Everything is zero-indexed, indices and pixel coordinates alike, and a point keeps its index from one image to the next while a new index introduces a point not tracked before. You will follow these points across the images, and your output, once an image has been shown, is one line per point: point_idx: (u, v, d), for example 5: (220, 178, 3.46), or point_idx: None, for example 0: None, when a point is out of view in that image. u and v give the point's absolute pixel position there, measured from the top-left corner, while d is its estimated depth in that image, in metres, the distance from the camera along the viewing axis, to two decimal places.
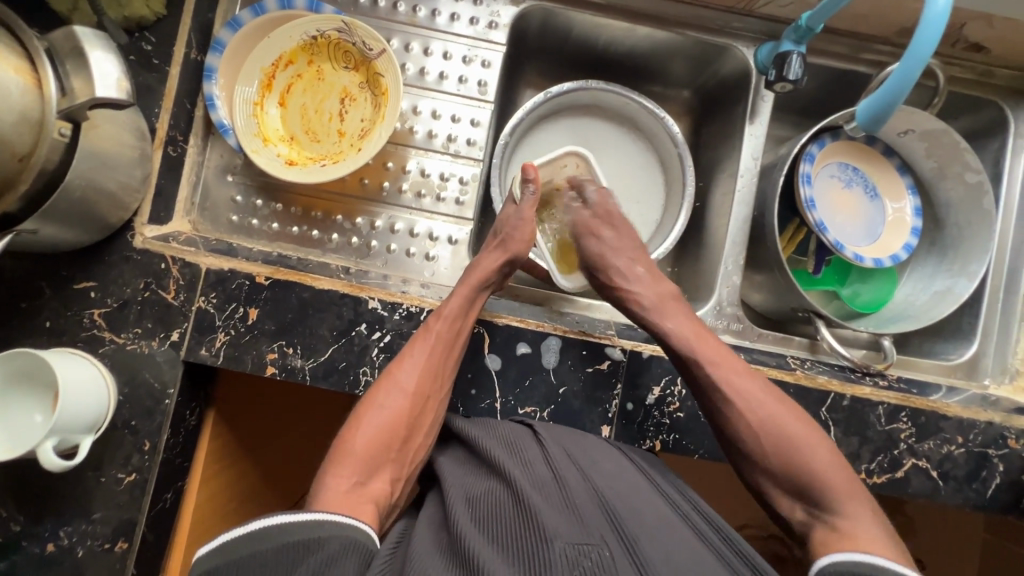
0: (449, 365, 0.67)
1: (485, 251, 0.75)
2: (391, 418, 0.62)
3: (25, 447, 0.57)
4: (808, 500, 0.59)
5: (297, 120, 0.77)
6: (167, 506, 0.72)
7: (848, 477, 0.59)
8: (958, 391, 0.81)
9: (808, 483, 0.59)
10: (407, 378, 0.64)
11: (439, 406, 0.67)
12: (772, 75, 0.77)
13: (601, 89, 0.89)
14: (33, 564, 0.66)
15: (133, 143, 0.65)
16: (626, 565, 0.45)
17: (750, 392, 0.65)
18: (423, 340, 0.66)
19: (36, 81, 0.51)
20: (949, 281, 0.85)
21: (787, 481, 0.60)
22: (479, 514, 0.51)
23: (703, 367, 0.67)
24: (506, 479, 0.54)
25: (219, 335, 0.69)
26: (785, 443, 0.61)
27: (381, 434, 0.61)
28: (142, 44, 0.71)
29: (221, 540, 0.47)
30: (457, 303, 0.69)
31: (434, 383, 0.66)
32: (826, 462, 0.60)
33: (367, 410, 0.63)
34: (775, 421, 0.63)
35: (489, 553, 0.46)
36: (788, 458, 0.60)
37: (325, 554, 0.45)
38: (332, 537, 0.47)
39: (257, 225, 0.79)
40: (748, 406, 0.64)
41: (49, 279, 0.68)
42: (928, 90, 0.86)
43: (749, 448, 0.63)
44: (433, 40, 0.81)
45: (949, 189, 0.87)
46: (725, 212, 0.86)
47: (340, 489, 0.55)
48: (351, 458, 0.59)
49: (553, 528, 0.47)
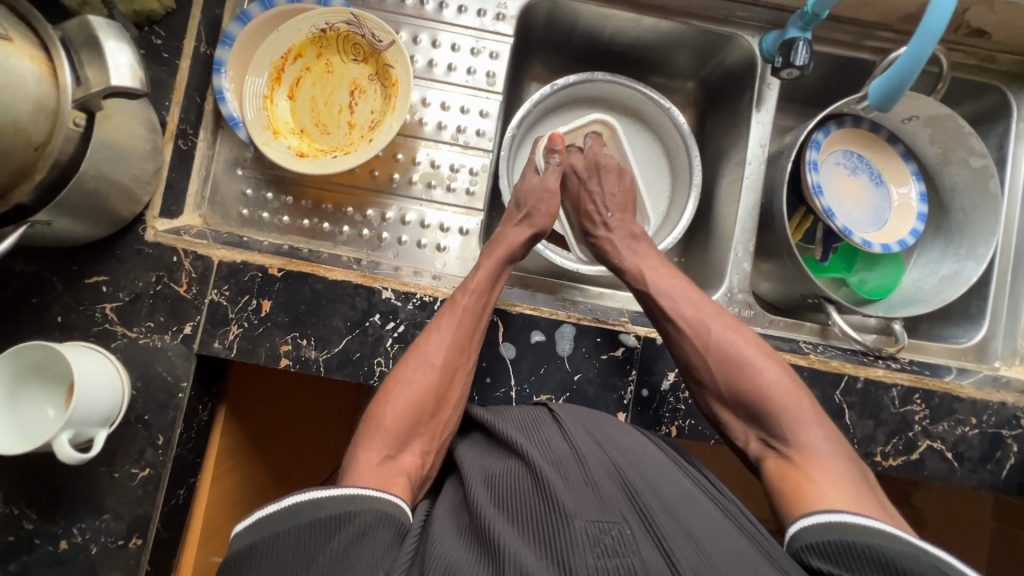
0: (476, 338, 0.68)
1: (508, 226, 0.76)
2: (421, 392, 0.62)
3: (39, 441, 0.56)
4: (762, 426, 0.61)
5: (306, 112, 0.78)
6: (180, 502, 0.72)
7: (803, 401, 0.60)
8: (969, 373, 0.81)
9: (760, 404, 0.61)
10: (434, 352, 0.64)
11: (465, 378, 0.67)
12: (778, 62, 0.77)
13: (607, 81, 0.90)
14: (46, 562, 0.65)
15: (144, 136, 0.65)
16: (648, 541, 0.45)
17: (701, 318, 0.68)
18: (449, 314, 0.67)
19: (51, 70, 0.51)
20: (957, 264, 0.86)
21: (742, 407, 0.63)
22: (498, 493, 0.51)
23: (655, 296, 0.71)
24: (524, 457, 0.53)
25: (232, 327, 0.69)
26: (738, 367, 0.64)
27: (410, 406, 0.61)
28: (152, 38, 0.71)
29: (255, 515, 0.46)
30: (481, 278, 0.70)
31: (460, 355, 0.66)
32: (784, 387, 0.61)
33: (395, 385, 0.63)
34: (723, 344, 0.65)
35: (509, 531, 0.46)
36: (740, 381, 0.63)
37: (358, 528, 0.45)
38: (363, 510, 0.46)
39: (268, 219, 0.79)
40: (699, 332, 0.67)
41: (60, 274, 0.68)
42: (932, 76, 0.86)
43: (700, 373, 0.66)
44: (441, 32, 0.81)
45: (954, 174, 0.88)
46: (734, 199, 0.87)
47: (373, 462, 0.55)
48: (382, 433, 0.58)
49: (573, 505, 0.47)
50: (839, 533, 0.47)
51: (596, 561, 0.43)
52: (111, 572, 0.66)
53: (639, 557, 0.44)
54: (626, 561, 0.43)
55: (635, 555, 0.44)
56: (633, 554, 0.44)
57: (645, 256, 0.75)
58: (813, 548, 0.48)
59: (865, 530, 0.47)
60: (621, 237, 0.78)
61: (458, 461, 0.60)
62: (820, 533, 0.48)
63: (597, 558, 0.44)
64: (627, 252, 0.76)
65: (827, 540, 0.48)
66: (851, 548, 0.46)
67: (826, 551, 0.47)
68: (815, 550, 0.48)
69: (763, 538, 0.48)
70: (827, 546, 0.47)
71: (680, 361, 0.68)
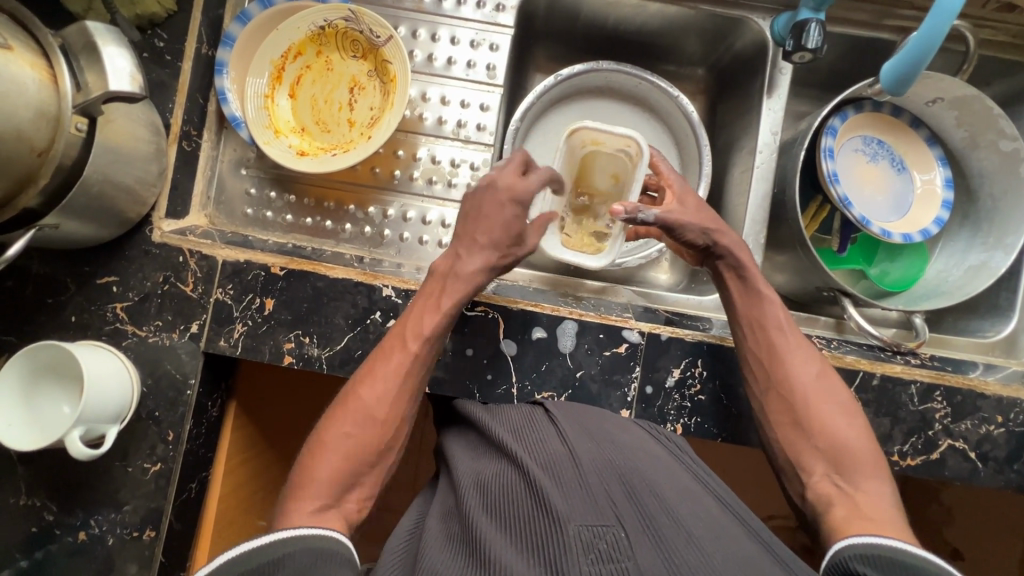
0: (419, 383, 0.65)
1: (460, 253, 0.68)
2: (358, 441, 0.60)
3: (51, 436, 0.58)
4: (831, 465, 0.59)
5: (307, 110, 0.78)
6: (192, 496, 0.74)
7: (877, 456, 0.60)
8: (997, 368, 0.77)
9: (841, 453, 0.59)
10: (375, 400, 0.62)
11: (409, 423, 0.64)
12: (789, 45, 0.74)
13: (613, 70, 0.88)
14: (66, 553, 0.68)
15: (147, 138, 0.66)
16: (644, 543, 0.43)
17: (808, 348, 0.66)
18: (393, 356, 0.64)
19: (51, 77, 0.52)
20: (984, 255, 0.81)
21: (821, 440, 0.61)
22: (491, 497, 0.50)
23: (781, 326, 0.67)
24: (516, 461, 0.53)
25: (237, 326, 0.70)
26: (836, 406, 0.62)
27: (346, 457, 0.59)
28: (154, 40, 0.72)
29: None
30: (430, 315, 0.65)
31: (403, 403, 0.63)
32: (863, 438, 0.60)
33: (334, 433, 0.61)
34: (829, 393, 0.63)
35: (499, 537, 0.45)
36: (830, 416, 0.62)
37: (295, 565, 0.46)
38: (299, 549, 0.48)
39: (272, 218, 0.79)
40: (806, 362, 0.65)
41: (73, 275, 0.70)
42: (957, 55, 0.81)
43: (787, 405, 0.63)
44: (441, 25, 0.80)
45: (983, 159, 0.83)
46: (744, 189, 0.84)
47: (306, 511, 0.54)
48: (315, 482, 0.57)
49: (566, 510, 0.46)
50: (890, 552, 0.48)
51: (590, 566, 0.42)
52: (128, 563, 0.68)
53: (634, 561, 0.42)
54: (620, 566, 0.41)
55: (629, 558, 0.42)
56: (628, 558, 0.42)
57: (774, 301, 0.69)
58: (860, 557, 0.48)
59: (915, 555, 0.46)
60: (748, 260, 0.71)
61: (450, 462, 0.60)
62: (868, 547, 0.49)
63: (590, 563, 0.42)
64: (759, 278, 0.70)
65: (877, 553, 0.48)
66: (897, 563, 0.46)
67: (871, 561, 0.47)
68: (862, 560, 0.48)
69: (784, 559, 0.46)
70: (873, 558, 0.47)
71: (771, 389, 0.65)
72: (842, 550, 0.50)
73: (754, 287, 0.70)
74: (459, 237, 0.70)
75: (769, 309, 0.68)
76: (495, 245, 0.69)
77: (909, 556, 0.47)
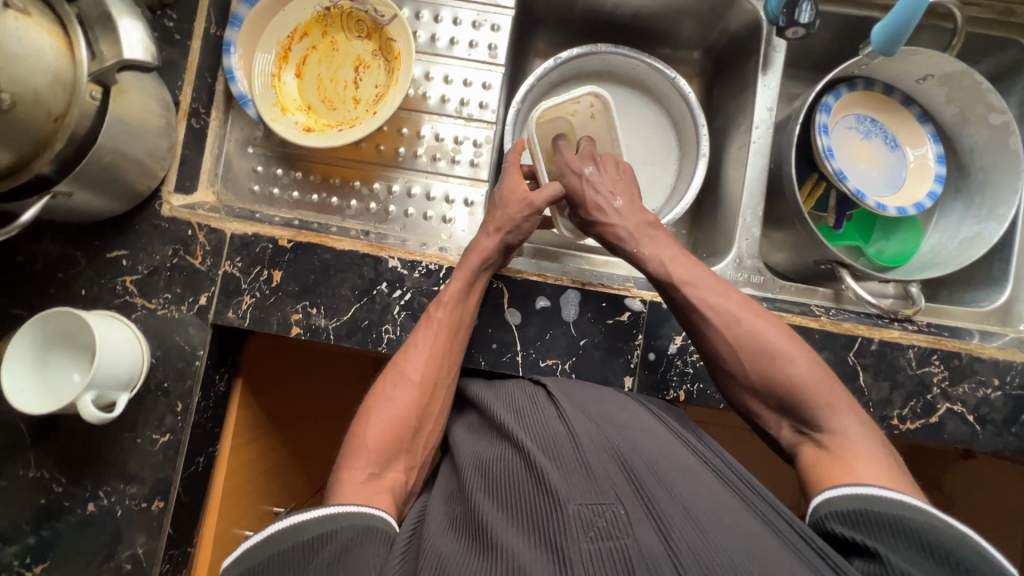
0: (453, 352, 0.67)
1: (482, 234, 0.71)
2: (402, 409, 0.62)
3: (62, 401, 0.59)
4: (794, 415, 0.58)
5: (313, 90, 0.79)
6: (200, 469, 0.74)
7: (835, 390, 0.57)
8: (994, 336, 0.78)
9: (796, 399, 0.57)
10: (412, 367, 0.64)
11: (446, 393, 0.67)
12: (782, 21, 0.76)
13: (610, 52, 0.90)
14: (75, 525, 0.68)
15: (158, 112, 0.67)
16: (643, 519, 0.44)
17: (729, 306, 0.63)
18: (426, 328, 0.67)
19: (68, 45, 0.54)
20: (977, 226, 0.83)
21: (773, 396, 0.59)
22: (492, 480, 0.51)
23: (677, 288, 0.65)
24: (516, 444, 0.54)
25: (245, 298, 0.71)
26: (762, 351, 0.60)
27: (392, 424, 0.61)
28: (164, 21, 0.74)
29: (238, 550, 0.48)
30: (456, 288, 0.68)
31: (439, 370, 0.66)
32: (816, 379, 0.58)
33: (376, 403, 0.63)
34: (758, 341, 0.61)
35: (501, 520, 0.46)
36: (765, 364, 0.59)
37: (340, 543, 0.46)
38: (345, 527, 0.48)
39: (278, 195, 0.81)
40: (730, 324, 0.62)
41: (84, 249, 0.71)
42: (946, 32, 0.84)
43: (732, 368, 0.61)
44: (444, 7, 0.82)
45: (973, 133, 0.85)
46: (741, 165, 0.86)
47: (357, 480, 0.55)
48: (365, 450, 0.58)
49: (566, 491, 0.47)
50: (868, 503, 0.47)
51: (588, 544, 0.43)
52: (137, 535, 0.69)
53: (633, 538, 0.43)
54: (619, 543, 0.42)
55: (628, 536, 0.43)
56: (627, 535, 0.43)
57: (665, 248, 0.69)
58: (841, 516, 0.48)
59: (895, 503, 0.46)
60: (635, 221, 0.71)
61: (456, 445, 0.61)
62: (846, 503, 0.48)
63: (590, 542, 0.43)
64: (643, 240, 0.70)
65: (856, 508, 0.47)
66: (879, 518, 0.46)
67: (853, 519, 0.47)
68: (844, 519, 0.48)
69: (784, 523, 0.47)
70: (855, 514, 0.47)
71: (710, 356, 0.63)
72: (820, 507, 0.50)
73: (637, 251, 0.69)
74: (488, 217, 0.72)
75: (654, 270, 0.67)
76: (508, 239, 0.70)
77: (890, 506, 0.46)
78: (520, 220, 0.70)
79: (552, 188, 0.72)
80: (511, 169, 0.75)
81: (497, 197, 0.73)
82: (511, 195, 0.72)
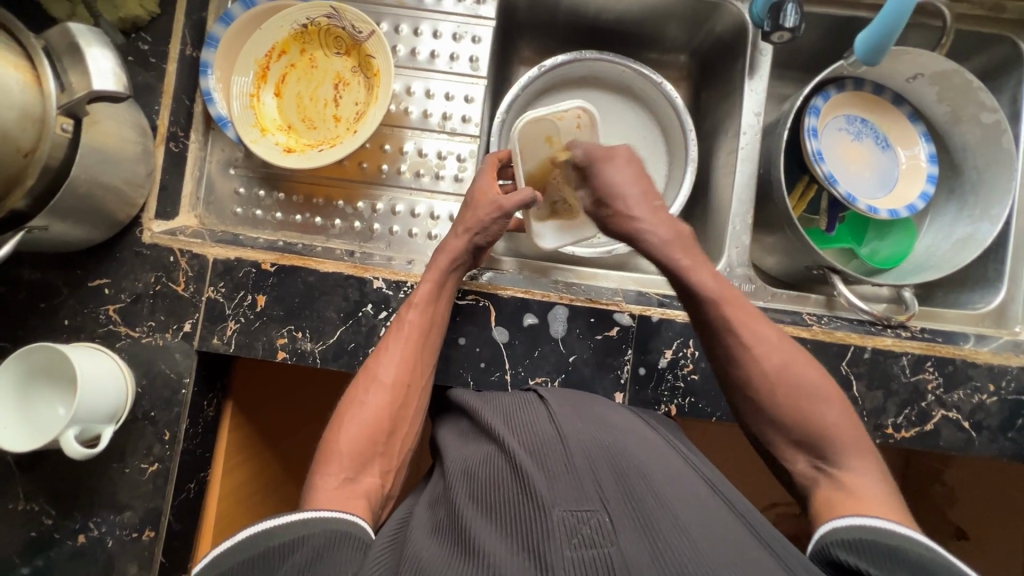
0: (428, 353, 0.67)
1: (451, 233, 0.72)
2: (375, 413, 0.62)
3: (45, 437, 0.59)
4: (812, 449, 0.57)
5: (293, 108, 0.78)
6: (191, 496, 0.74)
7: (857, 434, 0.56)
8: (989, 339, 0.77)
9: (819, 436, 0.56)
10: (385, 370, 0.64)
11: (421, 393, 0.67)
12: (767, 26, 0.75)
13: (595, 59, 0.88)
14: (66, 557, 0.68)
15: (135, 139, 0.67)
16: (629, 526, 0.44)
17: (763, 335, 0.62)
18: (397, 331, 0.66)
19: (35, 78, 0.53)
20: (971, 227, 0.82)
21: (796, 430, 0.58)
22: (477, 485, 0.51)
23: (717, 306, 0.63)
24: (502, 446, 0.53)
25: (230, 323, 0.70)
26: (799, 391, 0.58)
27: (364, 428, 0.61)
28: (138, 44, 0.73)
29: (210, 556, 0.47)
30: (427, 288, 0.68)
31: (413, 371, 0.66)
32: (841, 420, 0.57)
33: (350, 407, 0.63)
34: (798, 378, 0.59)
35: (483, 526, 0.45)
36: (803, 403, 0.58)
37: (311, 550, 0.45)
38: (318, 533, 0.47)
39: (262, 216, 0.80)
40: (766, 355, 0.60)
41: (65, 279, 0.70)
42: (935, 29, 0.82)
43: (758, 398, 0.60)
44: (423, 20, 0.81)
45: (965, 133, 0.84)
46: (730, 171, 0.84)
47: (330, 485, 0.55)
48: (338, 455, 0.58)
49: (550, 496, 0.46)
50: (874, 535, 0.47)
51: (572, 553, 0.42)
52: (128, 565, 0.68)
53: (617, 547, 0.42)
54: (602, 552, 0.42)
55: (612, 544, 0.42)
56: (610, 543, 0.42)
57: (696, 263, 0.67)
58: (843, 543, 0.47)
59: (899, 536, 0.46)
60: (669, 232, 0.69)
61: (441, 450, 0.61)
62: (852, 532, 0.48)
63: (573, 549, 0.42)
64: (683, 253, 0.67)
65: (859, 538, 0.47)
66: (882, 548, 0.45)
67: (855, 546, 0.46)
68: (845, 546, 0.47)
69: (771, 536, 0.47)
70: (858, 543, 0.47)
71: (738, 379, 0.62)
72: (824, 536, 0.49)
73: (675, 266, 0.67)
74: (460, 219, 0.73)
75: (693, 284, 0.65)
76: (475, 239, 0.71)
77: (891, 537, 0.46)
78: (489, 222, 0.70)
79: (523, 193, 0.70)
80: (486, 170, 0.74)
81: (468, 199, 0.74)
82: (480, 199, 0.72)
